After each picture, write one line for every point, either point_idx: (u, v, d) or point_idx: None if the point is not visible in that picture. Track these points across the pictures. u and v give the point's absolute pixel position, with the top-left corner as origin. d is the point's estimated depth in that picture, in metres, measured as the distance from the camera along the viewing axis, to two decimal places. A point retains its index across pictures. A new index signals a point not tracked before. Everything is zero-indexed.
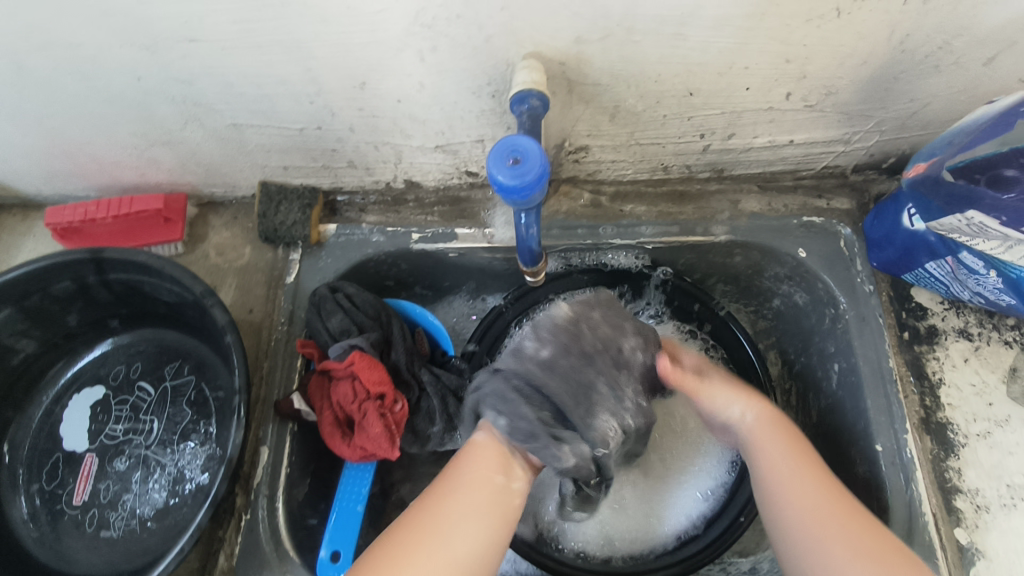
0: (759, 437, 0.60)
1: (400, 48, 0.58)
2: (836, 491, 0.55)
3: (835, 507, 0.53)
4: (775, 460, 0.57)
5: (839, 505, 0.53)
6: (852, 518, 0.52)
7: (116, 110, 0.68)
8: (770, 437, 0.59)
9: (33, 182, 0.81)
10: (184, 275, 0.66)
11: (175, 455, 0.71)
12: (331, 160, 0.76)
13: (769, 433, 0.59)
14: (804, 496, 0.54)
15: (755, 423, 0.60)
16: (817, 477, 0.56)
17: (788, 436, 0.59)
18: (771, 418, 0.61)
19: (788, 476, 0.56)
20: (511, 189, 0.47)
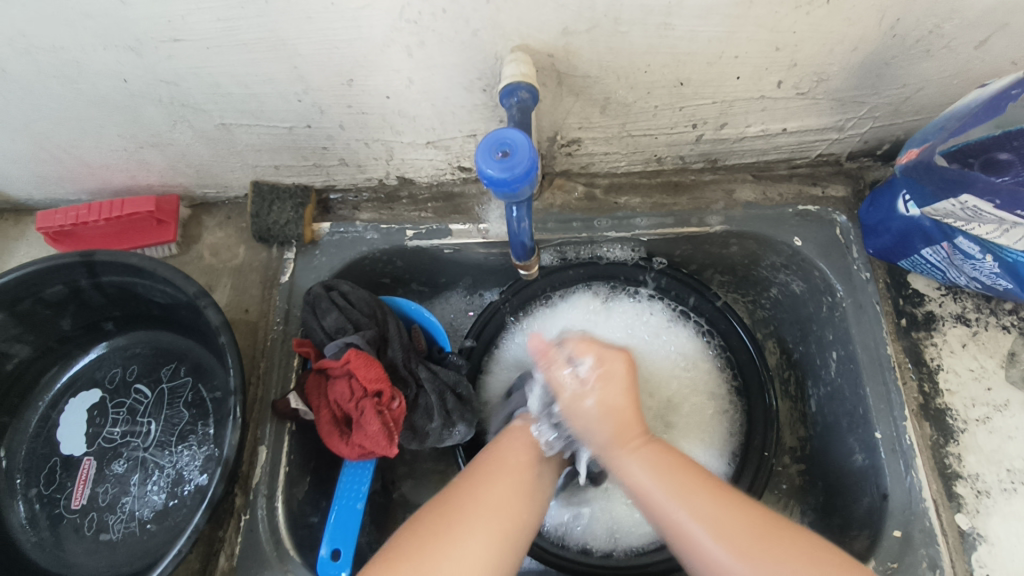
0: (652, 468, 0.55)
1: (386, 43, 0.57)
2: (731, 510, 0.51)
3: (730, 534, 0.49)
4: (666, 506, 0.53)
5: (741, 522, 0.50)
6: (756, 532, 0.49)
7: (103, 112, 0.67)
8: (643, 464, 0.55)
9: (24, 187, 0.81)
10: (177, 276, 0.66)
11: (174, 457, 0.70)
12: (322, 158, 0.76)
13: (660, 461, 0.55)
14: (686, 513, 0.51)
15: (637, 450, 0.56)
16: (698, 498, 0.52)
17: (676, 463, 0.55)
18: (652, 443, 0.57)
19: (681, 505, 0.52)
20: (501, 183, 0.47)
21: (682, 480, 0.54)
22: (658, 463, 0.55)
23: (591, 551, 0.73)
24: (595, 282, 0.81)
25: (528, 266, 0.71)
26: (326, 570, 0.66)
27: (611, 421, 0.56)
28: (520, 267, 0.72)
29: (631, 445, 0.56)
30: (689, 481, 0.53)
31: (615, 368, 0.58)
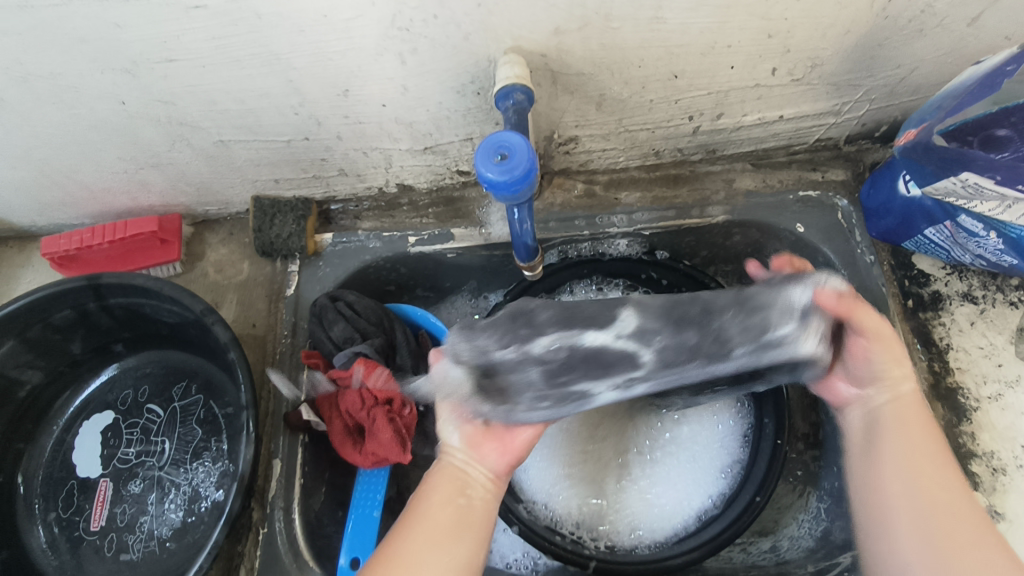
0: (891, 416, 0.55)
1: (379, 52, 0.57)
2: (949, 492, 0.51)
3: (939, 504, 0.50)
4: (905, 475, 0.52)
5: (948, 502, 0.51)
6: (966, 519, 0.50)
7: (102, 136, 0.68)
8: (901, 419, 0.54)
9: (27, 214, 0.81)
10: (184, 294, 0.66)
11: (189, 474, 0.71)
12: (321, 169, 0.76)
13: (904, 416, 0.54)
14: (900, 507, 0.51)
15: (895, 397, 0.55)
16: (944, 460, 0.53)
17: (921, 420, 0.54)
18: (914, 433, 0.54)
19: (867, 475, 0.54)
20: (501, 186, 0.46)
21: (928, 464, 0.52)
22: (917, 408, 0.55)
23: (616, 548, 0.71)
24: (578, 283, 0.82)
25: (533, 266, 0.71)
26: None
27: (891, 361, 0.55)
28: (525, 267, 0.72)
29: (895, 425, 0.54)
30: (937, 453, 0.53)
31: (884, 334, 0.54)
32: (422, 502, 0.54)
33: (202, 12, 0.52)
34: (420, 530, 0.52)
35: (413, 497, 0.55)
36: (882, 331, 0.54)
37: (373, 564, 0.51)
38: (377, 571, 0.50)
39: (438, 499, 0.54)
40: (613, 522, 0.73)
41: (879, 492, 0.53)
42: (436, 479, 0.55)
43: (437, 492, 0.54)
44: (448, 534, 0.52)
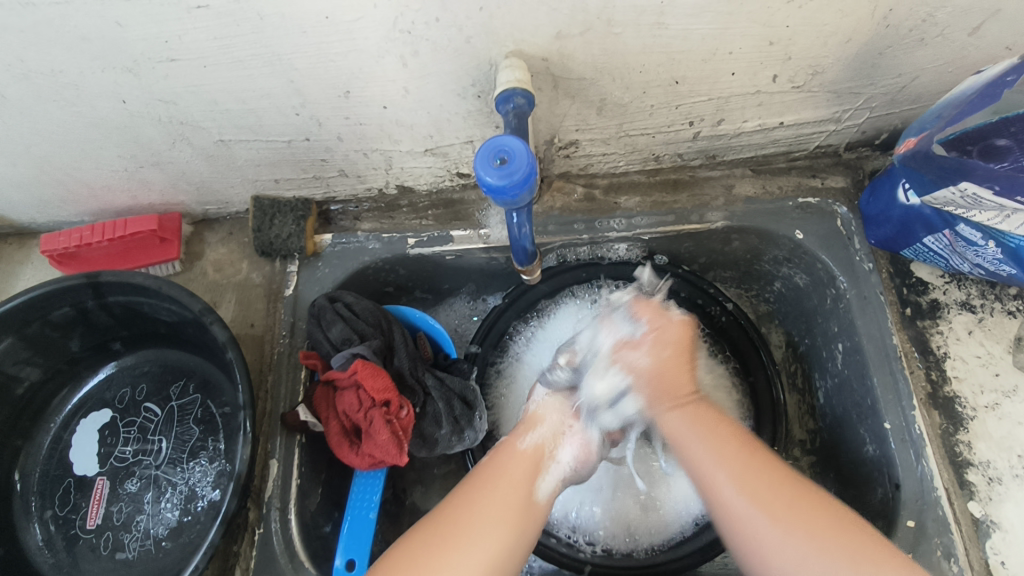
0: (684, 426, 0.59)
1: (381, 54, 0.57)
2: (805, 500, 0.53)
3: (761, 500, 0.53)
4: (728, 472, 0.55)
5: (776, 493, 0.53)
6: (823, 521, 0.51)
7: (103, 134, 0.68)
8: (689, 422, 0.59)
9: (27, 210, 0.81)
10: (183, 294, 0.66)
11: (186, 473, 0.71)
12: (321, 170, 0.76)
13: (699, 417, 0.59)
14: (750, 518, 0.52)
15: (681, 406, 0.59)
16: (719, 457, 0.56)
17: (707, 419, 0.59)
18: (707, 437, 0.57)
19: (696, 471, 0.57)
20: (500, 190, 0.46)
21: (753, 473, 0.55)
22: (700, 415, 0.59)
23: (613, 552, 0.72)
24: (579, 287, 0.82)
25: (530, 271, 0.72)
26: None
27: (653, 380, 0.60)
28: (524, 272, 0.72)
29: (697, 435, 0.58)
30: (742, 453, 0.56)
31: (669, 363, 0.61)
32: (494, 481, 0.57)
33: (205, 12, 0.52)
34: (483, 511, 0.54)
35: (482, 470, 0.58)
36: (655, 343, 0.61)
37: (429, 525, 0.54)
38: (431, 533, 0.53)
39: (507, 484, 0.57)
40: (610, 526, 0.73)
41: (720, 489, 0.55)
42: (514, 465, 0.58)
43: (508, 475, 0.58)
44: (506, 521, 0.54)
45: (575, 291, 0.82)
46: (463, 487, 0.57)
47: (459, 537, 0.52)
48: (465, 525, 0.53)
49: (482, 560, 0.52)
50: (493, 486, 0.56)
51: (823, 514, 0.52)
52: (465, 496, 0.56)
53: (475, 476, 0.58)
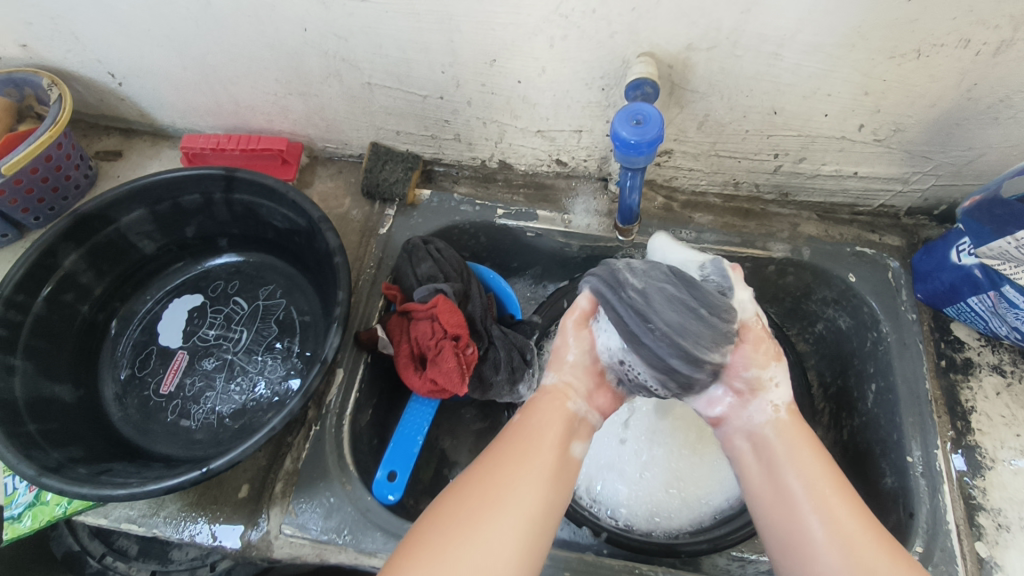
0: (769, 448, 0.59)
1: (535, 32, 0.66)
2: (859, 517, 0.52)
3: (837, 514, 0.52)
4: (810, 498, 0.53)
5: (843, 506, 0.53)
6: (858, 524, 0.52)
7: (271, 55, 0.77)
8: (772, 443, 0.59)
9: (172, 113, 0.91)
10: (305, 201, 0.74)
11: (259, 364, 0.77)
12: (440, 131, 0.85)
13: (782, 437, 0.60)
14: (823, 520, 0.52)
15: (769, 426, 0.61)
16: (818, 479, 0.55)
17: (810, 442, 0.59)
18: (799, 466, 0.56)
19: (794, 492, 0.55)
20: (631, 144, 0.55)
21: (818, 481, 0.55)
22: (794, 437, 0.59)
23: (633, 529, 0.76)
24: None
25: (626, 235, 0.83)
26: (380, 489, 0.73)
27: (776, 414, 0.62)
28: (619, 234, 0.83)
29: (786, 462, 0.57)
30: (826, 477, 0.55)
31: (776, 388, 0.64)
32: (486, 494, 0.52)
33: None
34: (512, 498, 0.52)
35: (509, 437, 0.58)
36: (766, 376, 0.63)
37: (449, 508, 0.51)
38: (451, 506, 0.51)
39: (541, 468, 0.54)
40: (637, 506, 0.77)
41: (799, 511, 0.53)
42: (549, 431, 0.58)
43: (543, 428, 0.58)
44: (534, 513, 0.51)
45: None
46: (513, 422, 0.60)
47: (471, 518, 0.50)
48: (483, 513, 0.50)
49: (487, 549, 0.48)
50: (518, 462, 0.54)
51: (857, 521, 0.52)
52: (481, 483, 0.53)
53: (472, 486, 0.53)
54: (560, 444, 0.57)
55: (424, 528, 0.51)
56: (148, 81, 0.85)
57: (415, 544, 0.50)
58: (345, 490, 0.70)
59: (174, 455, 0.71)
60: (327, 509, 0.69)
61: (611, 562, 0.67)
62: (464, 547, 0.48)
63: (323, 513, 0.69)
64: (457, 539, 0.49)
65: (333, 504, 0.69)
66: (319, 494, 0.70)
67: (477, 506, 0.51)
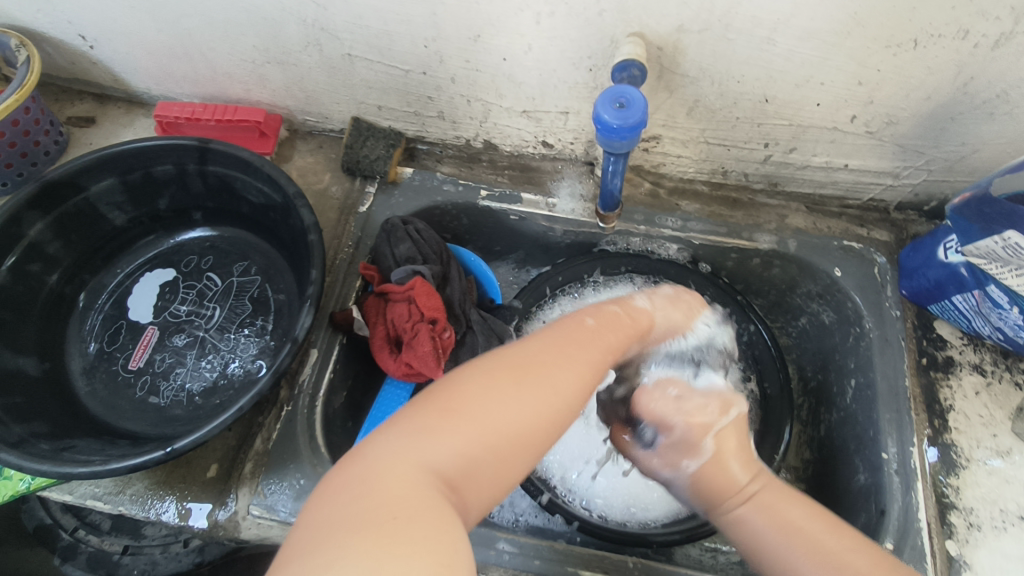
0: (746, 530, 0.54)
1: (520, 7, 0.64)
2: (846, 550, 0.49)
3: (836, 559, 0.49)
4: (811, 540, 0.50)
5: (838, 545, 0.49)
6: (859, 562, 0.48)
7: (248, 23, 0.74)
8: (752, 518, 0.53)
9: (147, 80, 0.88)
10: (280, 175, 0.71)
11: (231, 342, 0.76)
12: (423, 107, 0.83)
13: (758, 509, 0.54)
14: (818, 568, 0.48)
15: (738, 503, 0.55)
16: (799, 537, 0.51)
17: (778, 501, 0.54)
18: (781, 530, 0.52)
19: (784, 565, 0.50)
20: (613, 128, 0.53)
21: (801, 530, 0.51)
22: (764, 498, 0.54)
23: (608, 518, 0.76)
24: (636, 274, 0.87)
25: (606, 220, 0.82)
26: None
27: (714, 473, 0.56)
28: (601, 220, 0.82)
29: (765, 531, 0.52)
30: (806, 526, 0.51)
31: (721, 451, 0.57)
32: (511, 374, 0.48)
33: None
34: (540, 386, 0.48)
35: (571, 330, 0.53)
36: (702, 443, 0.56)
37: (483, 378, 0.47)
38: (483, 376, 0.48)
39: (573, 365, 0.50)
40: (612, 496, 0.77)
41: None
42: (604, 327, 0.54)
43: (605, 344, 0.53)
44: (559, 415, 0.48)
45: (633, 276, 0.87)
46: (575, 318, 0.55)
47: (500, 396, 0.46)
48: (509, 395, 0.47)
49: (498, 433, 0.46)
50: (563, 360, 0.50)
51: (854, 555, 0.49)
52: (520, 366, 0.48)
53: (503, 359, 0.49)
54: (609, 344, 0.53)
55: (451, 388, 0.47)
56: (120, 45, 0.82)
57: (440, 405, 0.46)
58: (315, 471, 0.69)
59: (141, 432, 0.70)
60: (297, 490, 0.68)
61: (582, 551, 0.66)
62: (488, 421, 0.45)
63: (293, 494, 0.68)
64: (483, 413, 0.46)
65: (303, 485, 0.68)
66: (289, 475, 0.69)
67: (497, 379, 0.47)
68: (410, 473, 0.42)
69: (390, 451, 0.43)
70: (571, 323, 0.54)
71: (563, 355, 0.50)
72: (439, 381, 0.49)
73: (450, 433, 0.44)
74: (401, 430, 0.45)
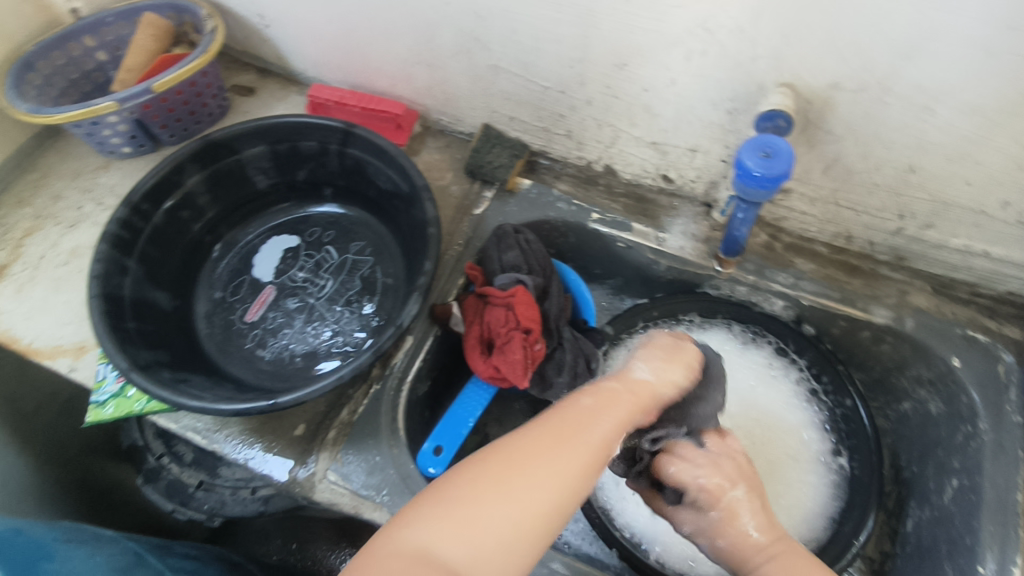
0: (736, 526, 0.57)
1: (673, 42, 0.65)
2: None
3: None
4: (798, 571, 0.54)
5: None
6: None
7: (410, 23, 0.79)
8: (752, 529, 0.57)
9: (307, 62, 0.96)
10: (411, 167, 0.75)
11: (337, 314, 0.80)
12: (553, 124, 0.85)
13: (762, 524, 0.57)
14: None
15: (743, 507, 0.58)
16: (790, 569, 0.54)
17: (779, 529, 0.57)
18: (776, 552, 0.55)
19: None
20: (753, 176, 0.53)
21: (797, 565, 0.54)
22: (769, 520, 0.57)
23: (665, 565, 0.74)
24: (734, 321, 0.88)
25: (723, 266, 0.82)
26: (425, 461, 0.74)
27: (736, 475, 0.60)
28: (716, 262, 0.82)
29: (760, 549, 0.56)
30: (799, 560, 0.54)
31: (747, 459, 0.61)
32: (516, 464, 0.48)
33: None
34: (524, 486, 0.47)
35: (566, 412, 0.52)
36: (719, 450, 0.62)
37: (501, 460, 0.48)
38: (497, 463, 0.48)
39: (574, 458, 0.49)
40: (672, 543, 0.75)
41: None
42: (609, 408, 0.53)
43: (601, 414, 0.52)
44: (552, 512, 0.47)
45: (730, 323, 0.88)
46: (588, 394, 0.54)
47: (524, 471, 0.47)
48: (517, 481, 0.47)
49: (504, 536, 0.45)
50: (571, 443, 0.50)
51: None
52: (542, 441, 0.49)
53: (499, 452, 0.49)
54: (622, 428, 0.52)
55: (510, 449, 0.49)
56: (291, 28, 0.89)
57: (474, 478, 0.47)
58: (391, 452, 0.72)
59: (246, 381, 0.75)
60: (372, 466, 0.71)
61: None
62: (494, 513, 0.45)
63: (367, 469, 0.71)
64: (494, 506, 0.46)
65: (378, 463, 0.71)
66: (367, 450, 0.72)
67: (509, 468, 0.48)
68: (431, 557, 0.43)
69: (411, 528, 0.45)
70: (574, 408, 0.53)
71: (578, 458, 0.49)
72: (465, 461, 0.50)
73: (462, 525, 0.45)
74: (420, 511, 0.46)
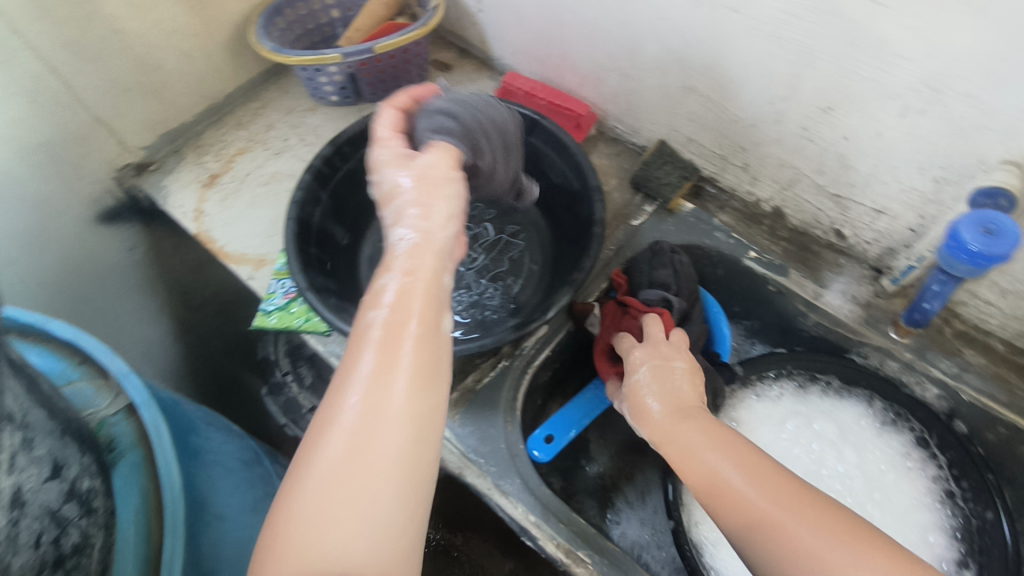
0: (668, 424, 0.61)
1: (894, 97, 0.62)
2: (769, 477, 0.51)
3: (756, 475, 0.52)
4: (740, 455, 0.54)
5: (766, 469, 0.52)
6: (794, 494, 0.49)
7: (619, 31, 0.81)
8: (699, 431, 0.58)
9: (506, 50, 1.01)
10: (589, 166, 0.78)
11: (481, 287, 0.85)
12: (733, 154, 0.85)
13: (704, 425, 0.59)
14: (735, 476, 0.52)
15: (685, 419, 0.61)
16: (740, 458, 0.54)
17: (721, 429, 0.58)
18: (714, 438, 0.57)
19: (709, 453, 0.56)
20: (973, 250, 0.53)
21: (748, 456, 0.54)
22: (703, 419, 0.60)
23: None
24: (877, 398, 0.82)
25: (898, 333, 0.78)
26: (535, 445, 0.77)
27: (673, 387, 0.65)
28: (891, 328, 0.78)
29: (702, 438, 0.57)
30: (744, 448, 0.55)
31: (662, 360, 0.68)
32: (367, 439, 0.42)
33: None
34: (387, 453, 0.42)
35: (378, 356, 0.45)
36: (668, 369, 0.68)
37: (347, 431, 0.42)
38: (346, 441, 0.42)
39: (369, 402, 0.43)
40: None
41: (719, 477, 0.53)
42: (401, 320, 0.47)
43: (409, 326, 0.46)
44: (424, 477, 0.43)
45: (871, 398, 0.82)
46: (382, 316, 0.47)
47: (377, 451, 0.42)
48: (379, 448, 0.42)
49: (395, 522, 0.41)
50: (394, 372, 0.44)
51: (772, 479, 0.51)
52: (368, 398, 0.43)
53: (349, 432, 0.42)
54: (414, 341, 0.46)
55: (316, 435, 0.43)
56: (503, 16, 0.95)
57: (322, 489, 0.41)
58: (504, 429, 0.75)
59: None
60: (483, 436, 0.74)
61: None
62: (369, 503, 0.40)
63: (479, 438, 0.74)
64: (363, 500, 0.40)
65: (489, 434, 0.74)
66: (483, 421, 0.75)
67: (356, 452, 0.41)
68: (337, 567, 0.38)
69: (288, 554, 0.39)
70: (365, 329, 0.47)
71: (369, 395, 0.43)
72: (310, 469, 0.42)
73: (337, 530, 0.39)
74: (284, 531, 0.40)
